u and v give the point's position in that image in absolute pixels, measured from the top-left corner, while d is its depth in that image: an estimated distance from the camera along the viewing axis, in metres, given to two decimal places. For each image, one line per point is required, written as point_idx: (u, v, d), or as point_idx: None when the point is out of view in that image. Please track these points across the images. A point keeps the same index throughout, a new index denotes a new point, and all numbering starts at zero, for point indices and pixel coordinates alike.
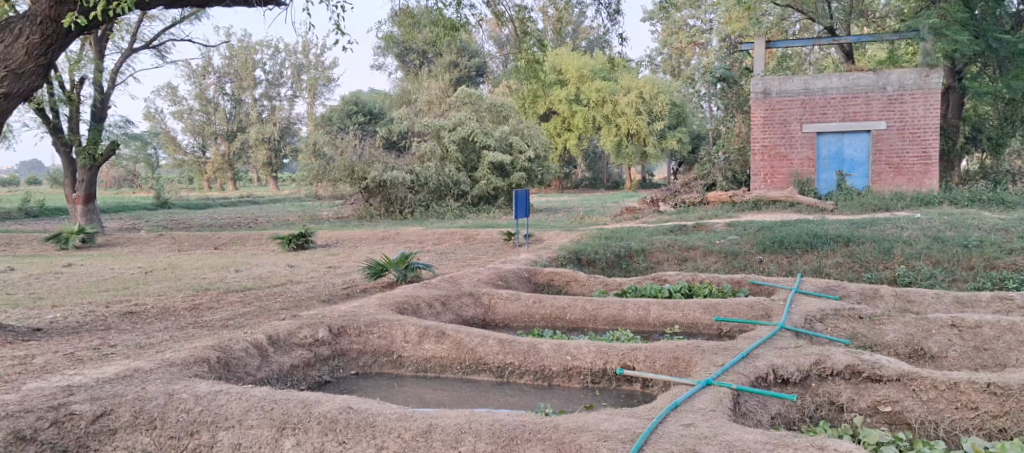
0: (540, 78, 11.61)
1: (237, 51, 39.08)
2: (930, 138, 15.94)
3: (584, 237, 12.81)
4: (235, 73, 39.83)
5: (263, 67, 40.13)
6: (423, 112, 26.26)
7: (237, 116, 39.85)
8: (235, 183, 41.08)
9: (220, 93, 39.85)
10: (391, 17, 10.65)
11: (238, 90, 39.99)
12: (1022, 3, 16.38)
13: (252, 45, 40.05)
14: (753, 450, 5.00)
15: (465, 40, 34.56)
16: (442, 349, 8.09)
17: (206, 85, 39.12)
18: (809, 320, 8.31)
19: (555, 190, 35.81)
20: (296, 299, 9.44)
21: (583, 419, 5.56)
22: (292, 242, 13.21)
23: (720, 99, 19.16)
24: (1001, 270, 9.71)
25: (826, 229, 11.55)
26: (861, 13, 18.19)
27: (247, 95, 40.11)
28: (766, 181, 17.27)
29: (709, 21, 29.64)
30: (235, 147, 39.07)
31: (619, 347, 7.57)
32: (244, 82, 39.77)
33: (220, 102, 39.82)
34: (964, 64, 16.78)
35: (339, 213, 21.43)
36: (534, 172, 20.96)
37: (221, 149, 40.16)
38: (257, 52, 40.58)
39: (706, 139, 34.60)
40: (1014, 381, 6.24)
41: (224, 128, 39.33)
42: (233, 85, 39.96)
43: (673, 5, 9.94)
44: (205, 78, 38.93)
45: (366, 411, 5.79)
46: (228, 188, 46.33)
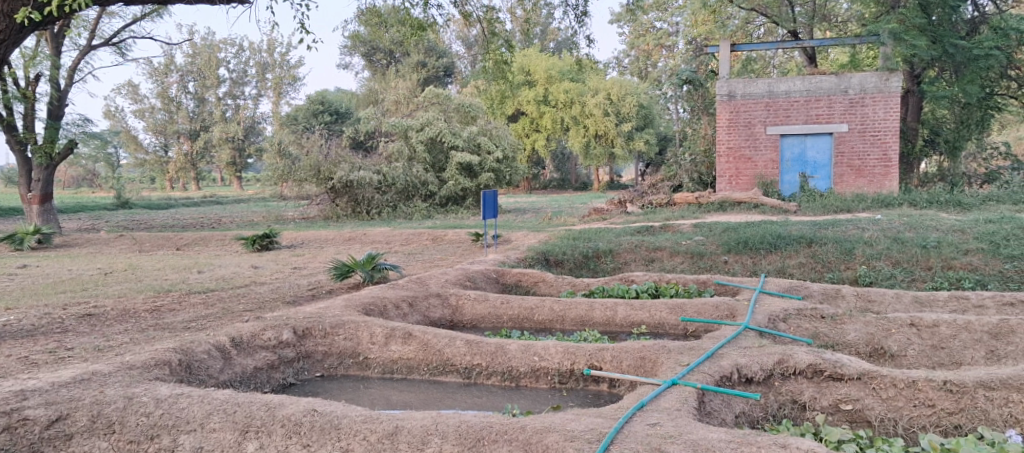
0: (508, 79, 11.61)
1: (199, 49, 38.99)
2: (890, 141, 16.25)
3: (552, 238, 12.85)
4: (198, 71, 39.27)
5: (227, 65, 39.58)
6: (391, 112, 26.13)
7: (200, 115, 39.26)
8: (198, 183, 40.48)
9: (183, 92, 39.23)
10: (357, 16, 10.58)
11: (201, 88, 39.38)
12: (975, 9, 16.75)
13: (216, 43, 39.48)
14: (717, 449, 5.04)
15: (434, 40, 34.42)
16: (409, 351, 8.05)
17: (168, 83, 38.47)
18: (772, 319, 8.41)
19: (524, 190, 35.89)
20: (260, 300, 9.33)
21: (550, 420, 5.56)
22: (256, 242, 13.05)
23: (687, 101, 19.34)
24: (957, 270, 9.94)
25: (789, 230, 11.72)
26: (824, 17, 18.51)
27: (210, 94, 39.55)
28: (731, 182, 17.50)
29: (676, 25, 29.94)
30: (198, 147, 38.47)
31: (586, 347, 7.60)
32: (207, 80, 39.24)
33: (182, 101, 39.20)
34: (923, 68, 17.15)
35: (305, 214, 21.22)
36: (502, 173, 20.96)
37: (184, 149, 39.53)
38: (221, 51, 40.09)
39: (673, 140, 34.92)
40: (968, 379, 6.38)
41: (186, 127, 38.71)
42: (196, 84, 39.33)
43: (640, 7, 10.00)
44: (167, 76, 38.31)
45: (330, 414, 5.74)
46: (191, 188, 45.65)
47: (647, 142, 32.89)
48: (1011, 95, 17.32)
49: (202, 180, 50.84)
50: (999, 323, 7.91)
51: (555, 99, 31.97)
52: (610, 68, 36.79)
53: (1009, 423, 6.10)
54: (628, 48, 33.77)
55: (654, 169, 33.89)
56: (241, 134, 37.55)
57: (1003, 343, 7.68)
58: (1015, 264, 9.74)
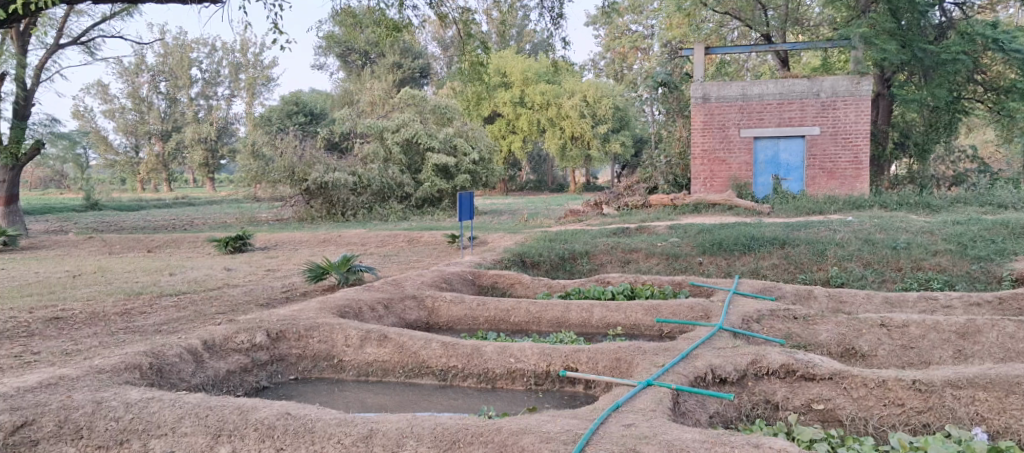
0: (484, 80, 11.61)
1: (171, 48, 38.33)
2: (861, 144, 16.47)
3: (528, 239, 12.86)
4: (169, 71, 38.78)
5: (200, 66, 39.11)
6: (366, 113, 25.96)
7: (172, 116, 38.75)
8: (170, 184, 39.95)
9: (154, 92, 38.70)
10: (333, 17, 10.50)
11: (173, 88, 38.88)
12: (943, 14, 17.02)
13: (188, 42, 39.00)
14: (691, 449, 5.07)
15: (409, 41, 34.29)
16: (384, 353, 8.00)
17: (139, 83, 37.90)
18: (746, 320, 8.48)
19: (500, 192, 35.87)
20: (233, 303, 9.23)
21: (526, 421, 5.56)
22: (229, 244, 12.92)
23: (662, 104, 19.45)
24: (926, 271, 10.11)
25: (762, 231, 11.83)
26: (796, 21, 18.74)
27: (182, 94, 39.10)
28: (706, 184, 17.64)
29: (651, 27, 30.15)
30: (170, 148, 37.98)
31: (562, 348, 7.61)
32: (179, 81, 38.72)
33: (153, 101, 38.67)
34: (893, 72, 17.42)
35: (279, 216, 21.03)
36: (478, 175, 20.94)
37: (155, 149, 39.01)
38: (194, 51, 39.59)
39: (648, 142, 35.12)
40: (937, 378, 6.46)
41: (158, 128, 38.21)
42: (167, 84, 38.80)
43: (616, 10, 10.05)
44: (138, 76, 37.76)
45: (304, 418, 5.69)
46: (162, 189, 45.03)
47: (623, 144, 33.01)
48: (978, 99, 17.53)
49: (175, 182, 50.23)
50: (966, 323, 8.03)
51: (531, 101, 32.01)
52: (586, 70, 36.92)
53: (976, 421, 6.19)
54: (604, 50, 33.91)
55: (629, 171, 34.07)
56: (214, 135, 37.10)
57: (971, 343, 7.82)
58: (982, 265, 9.93)
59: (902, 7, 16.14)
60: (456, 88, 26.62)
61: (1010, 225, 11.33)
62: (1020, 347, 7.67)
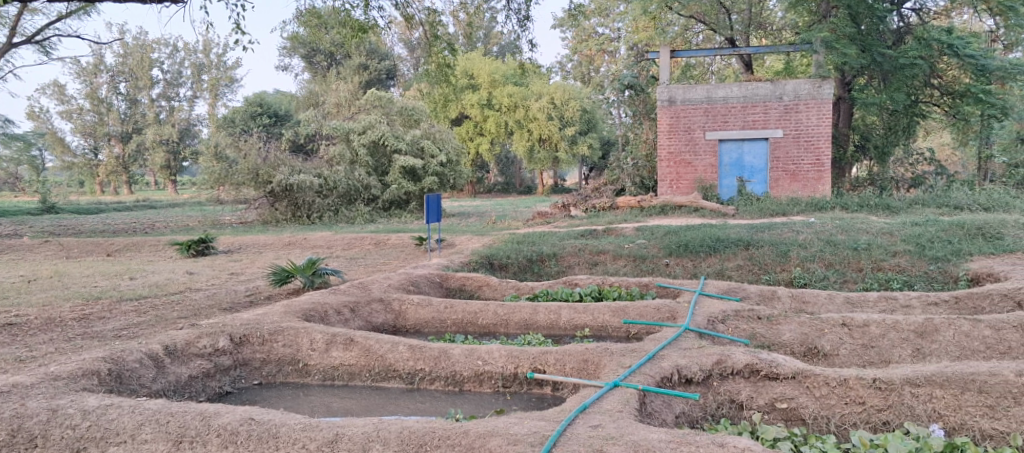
0: (451, 82, 11.60)
1: (131, 48, 37.55)
2: (823, 146, 16.73)
3: (496, 241, 12.86)
4: (130, 72, 38.02)
5: (161, 66, 38.41)
6: (332, 115, 25.74)
7: (132, 117, 38.02)
8: (131, 187, 39.21)
9: (114, 93, 37.89)
10: (297, 17, 10.42)
11: (133, 89, 38.13)
12: (900, 19, 17.36)
13: (149, 42, 38.27)
14: (657, 449, 5.10)
15: (376, 42, 34.16)
16: (350, 357, 7.92)
17: (98, 84, 37.07)
18: (711, 320, 8.57)
19: (469, 194, 35.81)
20: (195, 307, 9.09)
21: (493, 424, 5.54)
22: (192, 248, 12.73)
23: (629, 106, 19.59)
24: (886, 271, 10.32)
25: (727, 233, 11.97)
26: (759, 25, 19.07)
27: (143, 95, 38.37)
28: (673, 186, 17.81)
29: (618, 30, 30.40)
30: (131, 149, 37.30)
31: (529, 350, 7.61)
32: (139, 81, 37.96)
33: (113, 102, 37.87)
34: (853, 76, 17.72)
35: (243, 219, 20.75)
36: (445, 177, 20.88)
37: (115, 151, 38.25)
38: (155, 51, 38.84)
39: (615, 144, 35.38)
40: (896, 377, 6.56)
41: (118, 129, 37.47)
42: (128, 85, 38.02)
43: (582, 12, 10.10)
44: (97, 76, 36.91)
45: (268, 423, 5.62)
46: (122, 192, 44.16)
47: (590, 146, 33.18)
48: (934, 103, 17.86)
49: (137, 185, 49.28)
50: (924, 322, 8.19)
51: (499, 103, 31.97)
52: (553, 72, 37.03)
53: (933, 418, 6.30)
54: (571, 53, 34.05)
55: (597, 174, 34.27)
56: (176, 136, 36.49)
57: (929, 342, 7.97)
58: (939, 266, 10.15)
59: (861, 12, 16.40)
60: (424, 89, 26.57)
61: (966, 226, 11.60)
62: (975, 345, 7.86)
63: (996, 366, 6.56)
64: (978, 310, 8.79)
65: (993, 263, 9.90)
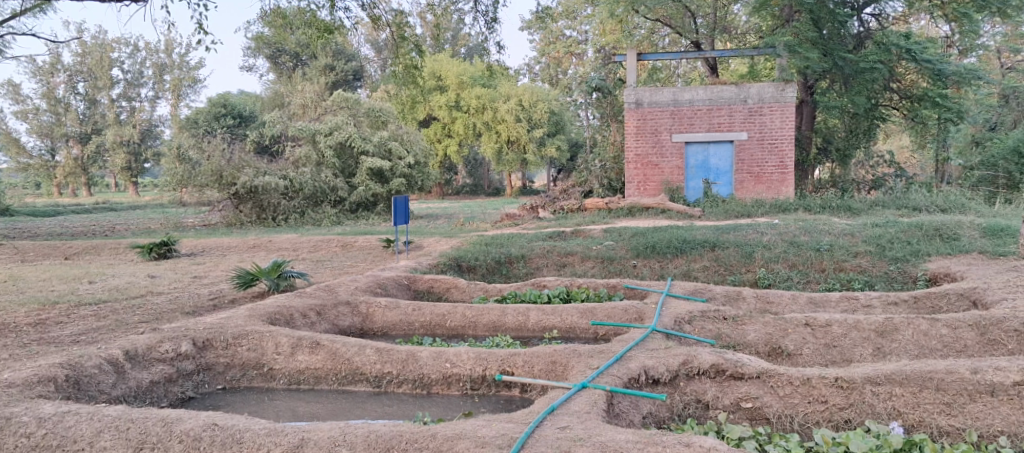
0: (418, 83, 11.55)
1: (90, 48, 36.76)
2: (786, 149, 17.00)
3: (464, 243, 12.85)
4: (88, 72, 37.24)
5: (122, 66, 37.67)
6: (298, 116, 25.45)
7: (91, 117, 37.27)
8: (90, 188, 38.39)
9: (71, 93, 37.05)
10: (261, 18, 10.30)
11: (92, 89, 37.35)
12: (861, 24, 17.51)
13: (109, 42, 37.46)
14: (624, 449, 5.13)
15: (343, 43, 33.88)
16: (316, 360, 7.83)
17: (55, 83, 36.14)
18: (678, 321, 8.64)
19: (437, 196, 35.71)
20: (156, 311, 8.93)
21: (462, 426, 5.52)
22: (153, 251, 12.51)
23: (597, 108, 19.70)
24: (847, 272, 10.51)
25: (693, 234, 12.09)
26: (724, 29, 19.42)
27: (103, 95, 37.65)
28: (640, 188, 17.95)
29: (585, 33, 30.58)
30: (90, 150, 36.56)
31: (498, 352, 7.59)
32: (99, 81, 37.23)
33: (71, 102, 37.03)
34: (815, 80, 17.98)
35: (207, 221, 20.43)
36: (413, 179, 20.80)
37: (74, 153, 37.40)
38: (115, 50, 38.08)
39: (583, 146, 35.55)
40: (858, 375, 6.66)
41: (76, 129, 36.69)
42: (86, 85, 37.23)
43: (549, 15, 10.13)
44: (54, 75, 36.03)
45: (232, 428, 5.55)
46: (80, 194, 43.18)
47: (558, 148, 33.29)
48: (893, 106, 18.17)
49: (95, 186, 48.17)
50: (884, 321, 8.33)
51: (467, 105, 31.91)
52: (521, 75, 37.07)
53: (893, 416, 6.41)
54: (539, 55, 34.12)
55: (564, 176, 34.44)
56: (137, 138, 35.84)
57: (889, 341, 8.12)
58: (899, 266, 10.37)
59: (823, 17, 16.58)
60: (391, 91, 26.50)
61: (924, 227, 11.86)
62: (933, 344, 8.02)
63: (953, 363, 6.70)
64: (936, 309, 8.99)
65: (949, 264, 10.14)
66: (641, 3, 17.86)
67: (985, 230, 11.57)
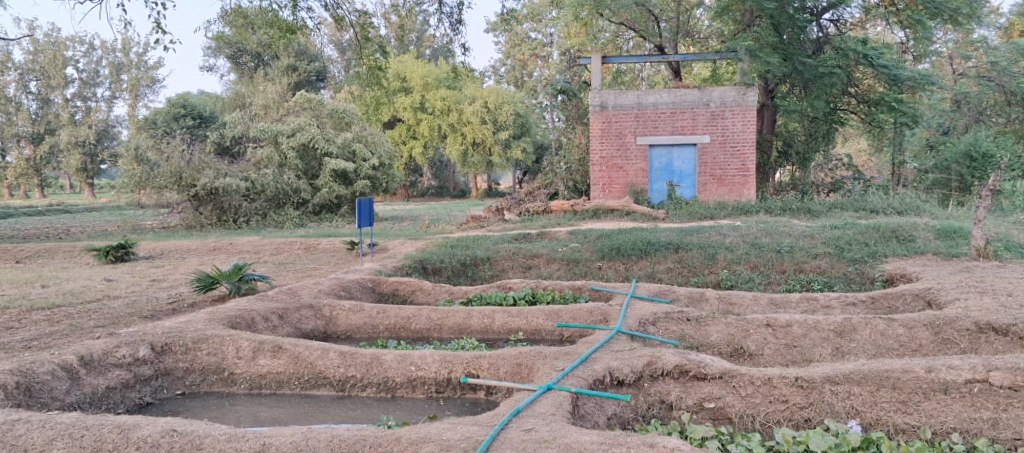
0: (382, 85, 11.49)
1: (43, 46, 35.82)
2: (747, 152, 17.26)
3: (429, 246, 12.80)
4: (40, 71, 36.29)
5: (76, 65, 36.79)
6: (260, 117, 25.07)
7: (44, 117, 36.42)
8: (42, 190, 37.41)
9: (23, 93, 36.07)
10: (221, 17, 10.15)
11: (45, 89, 36.46)
12: (820, 30, 17.83)
13: (62, 39, 36.50)
14: (589, 450, 5.15)
15: (306, 43, 33.52)
16: (278, 365, 7.71)
17: (5, 83, 35.11)
18: (643, 323, 8.68)
19: (402, 198, 35.56)
20: (113, 315, 8.74)
21: (427, 430, 5.49)
22: (110, 253, 12.26)
23: (562, 111, 19.78)
24: (808, 273, 10.70)
25: (658, 236, 12.19)
26: (688, 33, 19.84)
27: (56, 94, 36.79)
28: (605, 190, 18.05)
29: (551, 35, 30.68)
30: (43, 151, 35.63)
31: (463, 354, 7.55)
32: (52, 80, 36.36)
33: (23, 101, 36.06)
34: (776, 84, 18.28)
35: (166, 223, 20.03)
36: (378, 180, 20.69)
37: (25, 153, 36.39)
38: (68, 49, 37.16)
39: (549, 148, 35.66)
40: (818, 375, 6.75)
41: (28, 129, 35.73)
42: (39, 84, 36.32)
43: (514, 17, 10.14)
44: (5, 74, 35.05)
45: (191, 434, 5.45)
46: (31, 197, 41.98)
47: (523, 150, 33.36)
48: (852, 110, 18.52)
49: (48, 187, 46.94)
50: (843, 322, 8.48)
51: (432, 106, 31.80)
52: (487, 76, 37.04)
53: (851, 414, 6.52)
54: (505, 57, 34.14)
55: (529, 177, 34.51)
56: (92, 138, 35.07)
57: (847, 341, 8.25)
58: (857, 267, 10.59)
59: (783, 22, 16.85)
60: (355, 92, 26.37)
61: (881, 229, 12.11)
62: (890, 344, 8.18)
63: (909, 362, 6.84)
64: (893, 309, 9.18)
65: (905, 265, 10.37)
66: (606, 7, 17.97)
67: (939, 232, 11.87)
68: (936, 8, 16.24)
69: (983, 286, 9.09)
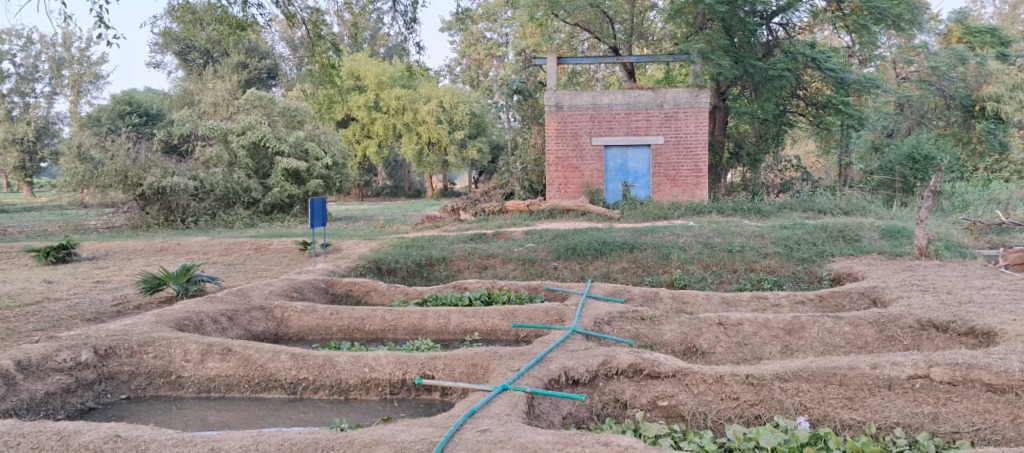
0: (336, 83, 11.37)
1: None
2: (700, 154, 17.52)
3: (383, 246, 12.68)
4: None
5: (14, 59, 35.49)
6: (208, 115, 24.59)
7: None
8: None
9: None
10: (169, 12, 9.91)
11: None
12: (770, 33, 18.16)
13: None
14: (544, 450, 5.14)
15: (256, 40, 32.95)
16: (227, 367, 7.53)
17: None
18: (598, 322, 8.72)
19: (356, 198, 35.23)
20: (53, 319, 8.45)
21: (380, 432, 5.42)
22: (50, 255, 11.89)
23: (518, 111, 19.85)
24: (758, 272, 10.89)
25: (613, 236, 12.28)
26: (641, 35, 19.99)
27: None
28: (560, 190, 18.10)
29: (507, 35, 30.74)
30: None
31: (418, 356, 7.47)
32: None
33: None
34: (728, 86, 18.59)
35: (111, 223, 19.44)
36: (331, 180, 20.44)
37: None
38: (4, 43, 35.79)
39: (504, 149, 35.72)
40: (767, 372, 6.84)
41: None
42: None
43: (469, 15, 10.10)
44: None
45: (136, 439, 5.29)
46: None
47: (479, 151, 33.31)
48: (800, 112, 18.88)
49: None
50: (792, 320, 8.62)
51: (386, 105, 31.59)
52: (442, 76, 36.90)
53: (800, 411, 6.61)
54: (460, 57, 34.07)
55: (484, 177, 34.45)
56: (30, 135, 33.90)
57: (797, 338, 8.40)
58: (806, 266, 10.80)
59: (734, 25, 17.13)
60: (307, 90, 26.10)
61: (828, 229, 12.39)
62: (837, 341, 8.35)
63: (856, 359, 6.99)
64: (839, 307, 9.39)
65: (851, 264, 10.63)
66: (561, 7, 18.01)
67: (883, 232, 12.20)
68: (881, 13, 16.64)
69: (925, 285, 9.35)
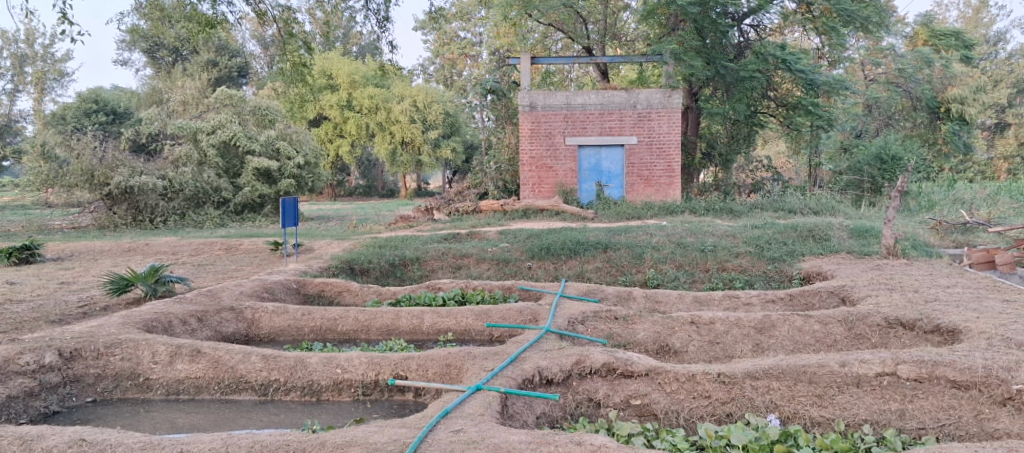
0: (307, 82, 11.28)
1: None
2: (673, 154, 17.66)
3: (356, 246, 12.60)
4: None
5: None
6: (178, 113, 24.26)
7: None
8: None
9: None
10: (137, 8, 9.77)
11: None
12: (742, 34, 18.32)
13: None
14: (517, 450, 5.12)
15: (227, 38, 32.57)
16: (196, 369, 7.42)
17: None
18: (571, 322, 8.74)
19: (329, 197, 34.95)
20: (16, 321, 8.27)
21: (352, 433, 5.37)
22: (12, 255, 11.65)
23: (492, 110, 19.79)
24: (730, 271, 10.99)
25: (587, 236, 12.32)
26: (614, 35, 20.05)
27: None
28: (535, 190, 18.12)
29: (480, 35, 30.69)
30: None
31: (391, 356, 7.42)
32: None
33: None
34: (700, 87, 18.73)
35: (77, 222, 19.10)
36: (303, 179, 20.27)
37: None
38: None
39: (479, 148, 35.68)
40: (739, 370, 6.88)
41: None
42: None
43: (442, 14, 10.05)
44: None
45: (101, 443, 5.20)
46: None
47: (453, 150, 33.21)
48: (771, 113, 19.07)
49: None
50: (763, 318, 8.69)
51: (359, 104, 31.42)
52: (416, 75, 36.72)
53: (770, 409, 6.67)
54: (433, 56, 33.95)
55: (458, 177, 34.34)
56: None
57: (768, 336, 8.48)
58: (777, 265, 10.90)
59: (706, 27, 17.29)
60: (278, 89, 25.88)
61: (798, 229, 12.54)
62: (807, 339, 8.44)
63: (825, 357, 7.06)
64: (810, 306, 9.49)
65: (821, 263, 10.76)
66: (535, 7, 17.98)
67: (852, 231, 12.36)
68: (849, 16, 16.88)
69: (892, 284, 9.50)
